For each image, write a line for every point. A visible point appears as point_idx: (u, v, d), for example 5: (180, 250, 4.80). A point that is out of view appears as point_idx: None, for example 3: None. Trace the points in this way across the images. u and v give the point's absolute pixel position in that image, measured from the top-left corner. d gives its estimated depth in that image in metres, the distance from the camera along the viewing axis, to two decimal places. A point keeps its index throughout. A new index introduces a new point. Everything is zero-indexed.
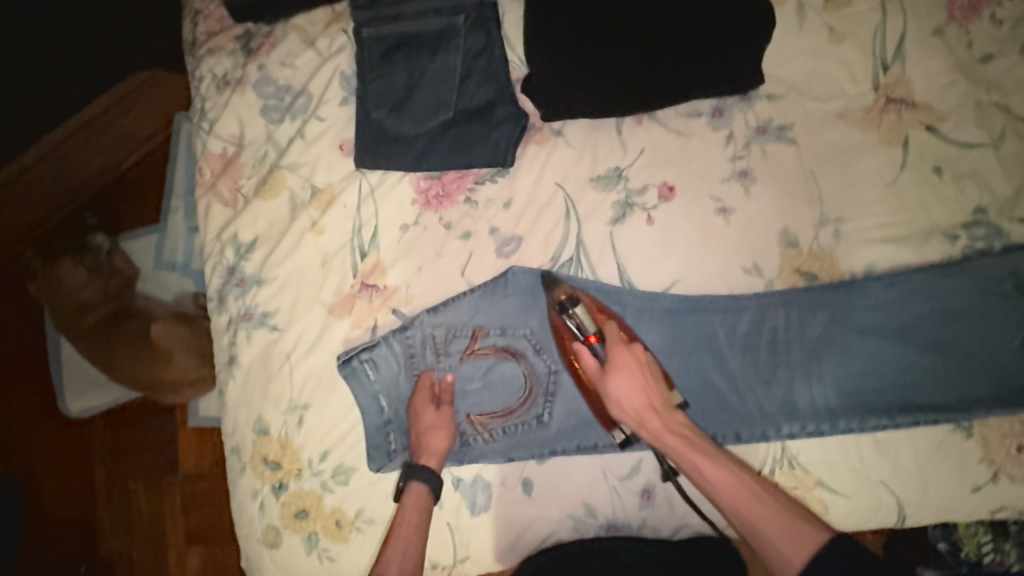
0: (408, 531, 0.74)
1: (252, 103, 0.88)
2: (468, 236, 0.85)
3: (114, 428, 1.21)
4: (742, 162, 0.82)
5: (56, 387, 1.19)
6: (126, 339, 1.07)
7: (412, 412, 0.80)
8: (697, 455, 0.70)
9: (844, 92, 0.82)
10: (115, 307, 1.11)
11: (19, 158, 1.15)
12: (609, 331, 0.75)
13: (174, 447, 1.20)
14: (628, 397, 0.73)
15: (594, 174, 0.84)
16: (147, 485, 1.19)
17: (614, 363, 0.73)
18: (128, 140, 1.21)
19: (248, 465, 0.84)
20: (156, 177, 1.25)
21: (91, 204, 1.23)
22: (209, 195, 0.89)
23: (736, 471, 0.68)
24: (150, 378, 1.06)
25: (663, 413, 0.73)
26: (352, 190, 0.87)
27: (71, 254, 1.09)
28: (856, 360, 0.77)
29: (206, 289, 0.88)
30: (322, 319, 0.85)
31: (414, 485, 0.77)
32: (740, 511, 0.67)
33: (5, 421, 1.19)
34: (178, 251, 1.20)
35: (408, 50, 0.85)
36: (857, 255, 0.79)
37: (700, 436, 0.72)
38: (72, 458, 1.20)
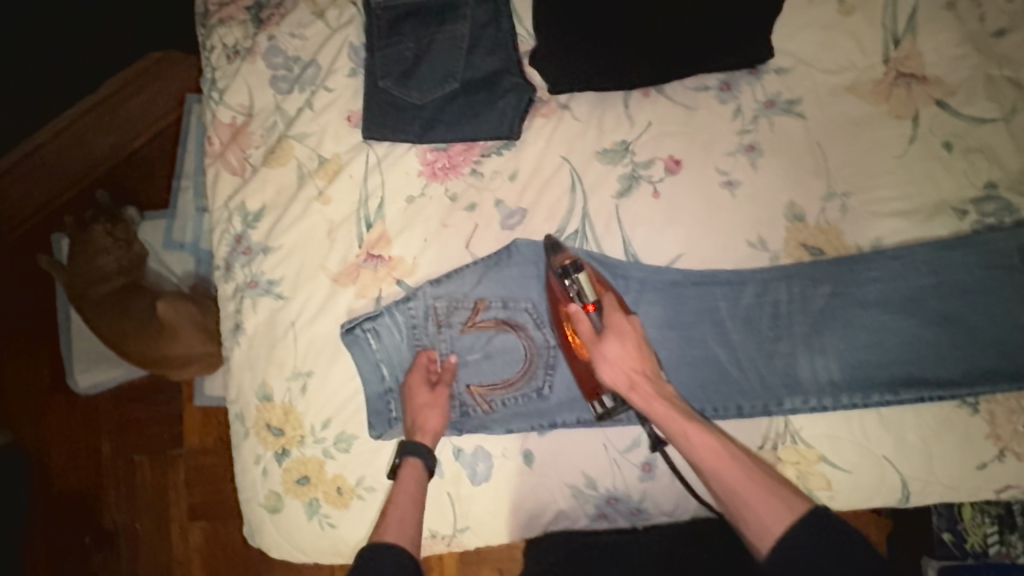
0: (405, 500, 0.74)
1: (261, 73, 0.89)
2: (473, 207, 0.85)
3: (122, 404, 1.22)
4: (749, 136, 0.81)
5: (65, 361, 1.21)
6: (135, 315, 1.08)
7: (406, 390, 0.81)
8: (682, 421, 0.68)
9: (853, 66, 0.81)
10: (126, 281, 1.12)
11: (33, 138, 1.17)
12: (608, 300, 0.75)
13: (181, 424, 1.21)
14: (619, 364, 0.72)
15: (600, 147, 0.84)
16: (154, 461, 1.21)
17: (613, 329, 0.73)
18: (139, 122, 1.23)
19: (252, 430, 0.85)
20: (166, 157, 1.26)
21: (103, 183, 1.24)
22: (217, 163, 0.90)
23: (722, 440, 0.67)
24: (157, 354, 1.07)
25: (652, 381, 0.72)
26: (358, 160, 0.87)
27: (102, 222, 1.12)
28: (860, 335, 0.77)
29: (213, 257, 0.89)
30: (327, 288, 0.85)
31: (410, 459, 0.77)
32: (722, 478, 0.65)
33: (16, 394, 1.21)
34: (187, 231, 1.23)
35: (417, 21, 0.85)
36: (864, 229, 0.78)
37: (688, 409, 0.71)
38: (80, 431, 1.21)
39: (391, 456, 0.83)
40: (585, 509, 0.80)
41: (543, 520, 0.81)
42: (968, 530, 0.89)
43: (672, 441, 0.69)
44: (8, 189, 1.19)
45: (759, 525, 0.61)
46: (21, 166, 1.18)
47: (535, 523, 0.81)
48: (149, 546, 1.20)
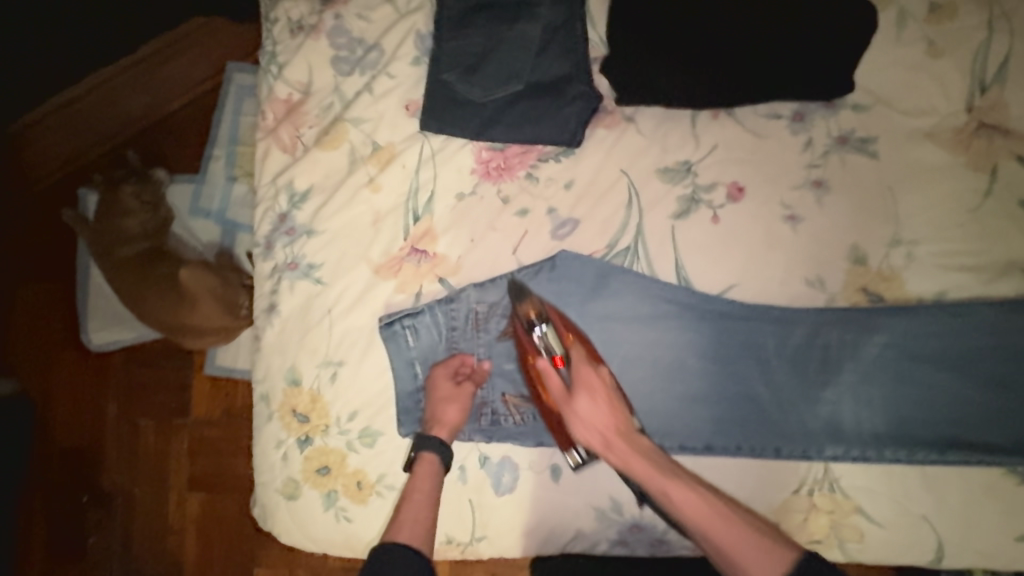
0: (420, 499, 0.72)
1: (323, 51, 0.87)
2: (525, 213, 0.83)
3: (131, 365, 1.21)
4: (817, 171, 0.79)
5: (80, 319, 1.20)
6: (157, 283, 1.07)
7: (429, 383, 0.79)
8: (659, 476, 0.68)
9: (934, 111, 0.78)
10: (150, 245, 1.11)
11: (69, 90, 1.17)
12: (574, 350, 0.75)
13: (190, 395, 1.20)
14: (590, 417, 0.72)
15: (662, 165, 0.82)
16: (157, 428, 1.20)
17: (581, 385, 0.73)
18: (178, 84, 1.22)
19: (276, 414, 0.83)
20: (200, 124, 1.24)
21: (134, 142, 1.23)
22: (268, 139, 0.88)
23: (707, 492, 0.66)
24: (173, 323, 1.06)
25: (629, 436, 0.71)
26: (413, 151, 0.85)
27: (132, 183, 1.11)
28: (911, 389, 0.74)
29: (254, 234, 0.87)
30: (367, 278, 0.83)
31: (426, 454, 0.76)
32: (704, 528, 0.64)
33: (25, 348, 1.19)
34: (214, 199, 1.21)
35: (489, 15, 0.83)
36: (928, 280, 0.76)
37: (672, 462, 0.70)
38: (86, 389, 1.20)
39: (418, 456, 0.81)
40: (607, 532, 0.78)
41: (563, 540, 0.79)
42: None
43: (655, 500, 0.68)
44: (40, 138, 1.19)
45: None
46: (53, 117, 1.18)
47: (554, 541, 0.79)
48: (147, 512, 1.19)
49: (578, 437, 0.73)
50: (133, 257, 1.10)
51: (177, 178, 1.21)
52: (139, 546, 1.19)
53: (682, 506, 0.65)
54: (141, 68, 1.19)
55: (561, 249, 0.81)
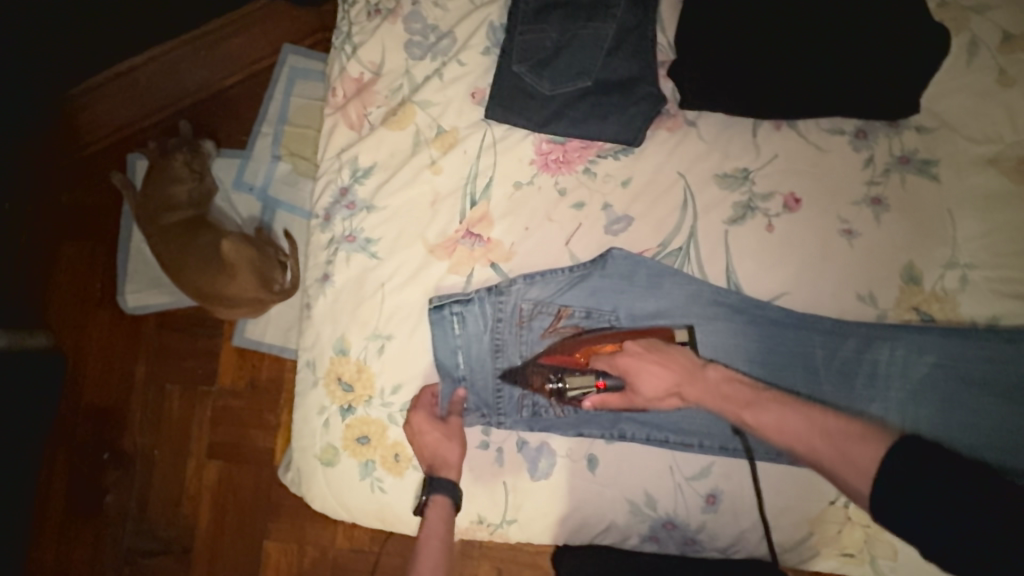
0: (436, 545, 0.73)
1: (398, 35, 0.90)
2: (581, 206, 0.85)
3: (164, 330, 1.24)
4: (877, 188, 0.79)
5: (118, 282, 1.23)
6: (199, 250, 1.09)
7: (413, 430, 0.79)
8: (746, 412, 0.70)
9: (1000, 139, 0.78)
10: (196, 213, 1.15)
11: (130, 60, 1.22)
12: (597, 367, 0.75)
13: (216, 363, 1.22)
14: (659, 386, 0.73)
15: (720, 170, 0.83)
16: (183, 395, 1.22)
17: (628, 374, 0.73)
18: (236, 62, 1.26)
19: (321, 381, 0.85)
20: (252, 102, 1.27)
21: (188, 114, 1.27)
22: (337, 115, 0.91)
23: (793, 411, 0.67)
24: (214, 293, 1.09)
25: (695, 375, 0.73)
26: (476, 137, 0.87)
27: (185, 153, 1.16)
28: (956, 411, 0.74)
29: (314, 205, 0.90)
30: (422, 257, 0.86)
31: (437, 497, 0.76)
32: (814, 449, 0.64)
33: (66, 303, 1.23)
34: (258, 176, 1.24)
35: (564, 13, 0.85)
36: (982, 306, 0.76)
37: (748, 388, 0.72)
38: (120, 349, 1.23)
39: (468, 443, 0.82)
40: (639, 527, 0.79)
41: (593, 530, 0.80)
42: None
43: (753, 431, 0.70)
44: (96, 103, 1.23)
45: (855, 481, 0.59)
46: (112, 84, 1.23)
47: (585, 530, 0.80)
48: (167, 474, 1.21)
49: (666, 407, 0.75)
50: (177, 223, 1.13)
51: (224, 153, 1.25)
52: (154, 508, 1.20)
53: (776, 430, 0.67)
54: (203, 43, 1.24)
55: (609, 249, 0.82)
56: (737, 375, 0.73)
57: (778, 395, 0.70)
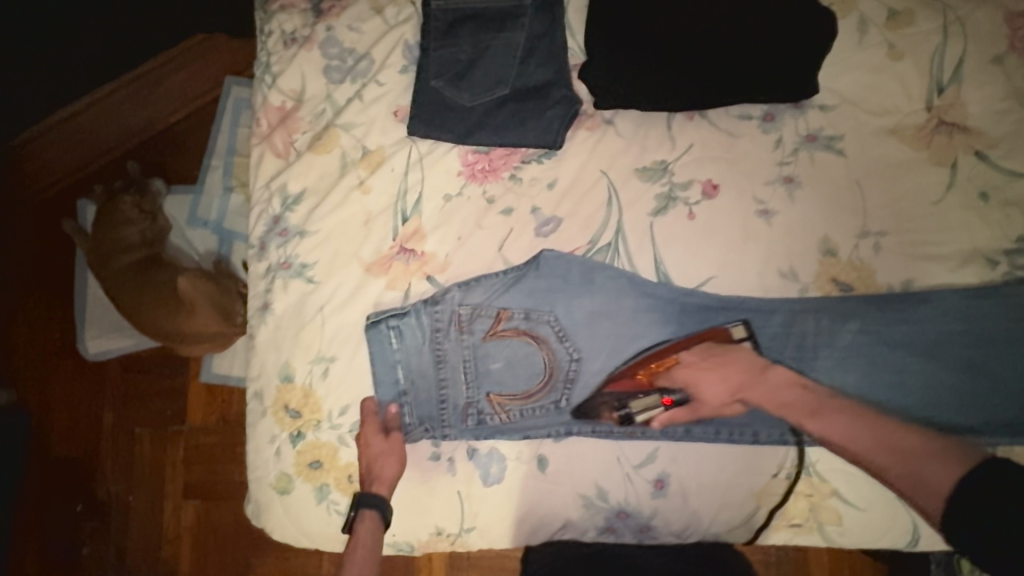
0: (360, 556, 0.77)
1: (316, 61, 0.91)
2: (509, 212, 0.87)
3: (129, 374, 1.22)
4: (788, 168, 0.83)
5: (78, 327, 1.22)
6: (154, 290, 1.09)
7: (359, 441, 0.81)
8: (811, 420, 0.73)
9: (897, 109, 0.82)
10: (149, 253, 1.14)
11: (71, 105, 1.21)
12: (663, 385, 0.79)
13: (184, 402, 1.21)
14: (718, 392, 0.78)
15: (640, 164, 0.86)
16: (154, 437, 1.21)
17: (690, 385, 0.78)
18: (176, 97, 1.26)
19: (269, 410, 0.85)
20: (199, 136, 1.27)
21: (135, 154, 1.26)
22: (263, 145, 0.91)
23: (869, 422, 0.70)
24: (172, 330, 1.09)
25: (765, 378, 0.76)
26: (401, 154, 0.89)
27: (132, 194, 1.15)
28: (881, 373, 0.76)
29: (249, 235, 0.90)
30: (358, 276, 0.86)
31: (366, 511, 0.78)
32: (871, 455, 0.69)
33: (25, 356, 1.21)
34: (212, 210, 1.24)
35: (473, 25, 0.87)
36: (897, 270, 0.78)
37: (813, 395, 0.74)
38: (85, 398, 1.22)
39: (417, 455, 0.83)
40: (594, 520, 0.80)
41: (550, 528, 0.81)
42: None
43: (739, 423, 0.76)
44: (41, 151, 1.22)
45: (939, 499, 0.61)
46: (56, 130, 1.22)
47: (542, 530, 0.81)
48: (142, 521, 1.19)
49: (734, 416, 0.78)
50: (135, 263, 1.13)
51: (176, 190, 1.25)
52: (133, 556, 1.18)
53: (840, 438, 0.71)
54: (143, 82, 1.23)
55: (542, 250, 0.84)
56: (803, 378, 0.75)
57: (837, 403, 0.73)
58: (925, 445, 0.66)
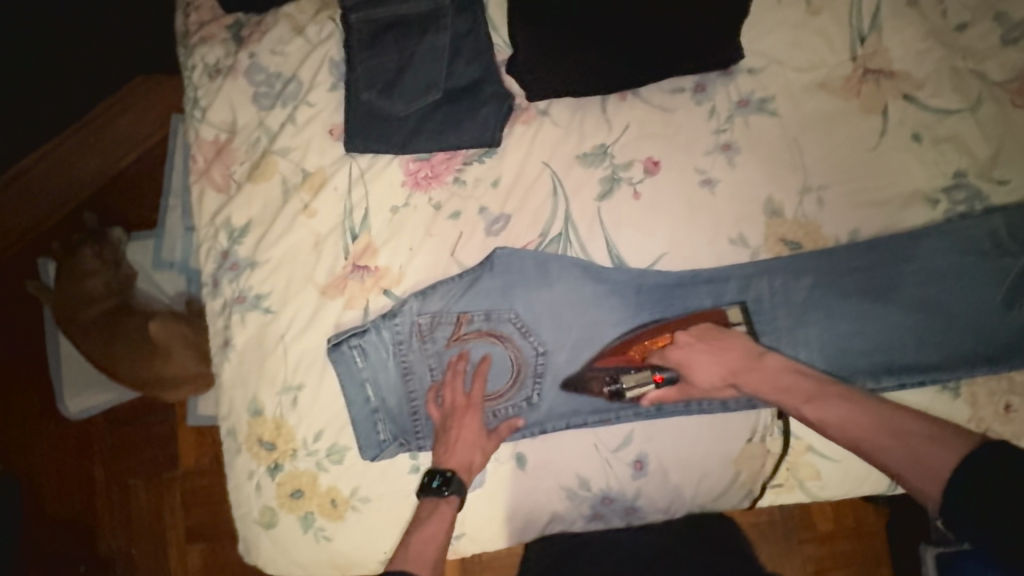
0: (433, 539, 0.72)
1: (243, 89, 0.90)
2: (457, 215, 0.86)
3: (114, 426, 1.21)
4: (725, 135, 0.83)
5: (55, 387, 1.19)
6: (126, 340, 1.07)
7: (455, 426, 0.79)
8: (808, 405, 0.68)
9: (823, 63, 0.83)
10: (115, 303, 1.12)
11: (15, 164, 1.16)
12: (653, 361, 0.77)
13: (175, 446, 1.20)
14: (713, 376, 0.74)
15: (580, 151, 0.86)
16: (149, 485, 1.19)
17: (683, 364, 0.75)
18: (128, 139, 1.24)
19: (243, 446, 0.84)
20: (154, 177, 1.26)
21: (90, 204, 1.23)
22: (201, 180, 0.90)
23: (868, 406, 0.65)
24: (149, 377, 1.06)
25: (756, 367, 0.73)
26: (342, 172, 0.88)
27: (92, 244, 1.12)
28: (839, 325, 0.77)
29: (201, 274, 0.90)
30: (316, 300, 0.86)
31: (452, 496, 0.75)
32: (875, 443, 0.63)
33: (8, 423, 1.19)
34: (176, 250, 1.22)
35: (394, 33, 0.86)
36: (842, 221, 0.79)
37: (811, 380, 0.70)
38: (73, 457, 1.19)
39: (397, 471, 0.82)
40: (580, 509, 0.80)
41: (539, 523, 0.81)
42: None
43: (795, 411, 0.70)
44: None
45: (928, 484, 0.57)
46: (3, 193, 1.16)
47: (531, 526, 0.81)
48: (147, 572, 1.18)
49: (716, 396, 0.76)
50: (102, 315, 1.10)
51: (136, 236, 1.23)
52: None
53: (841, 424, 0.65)
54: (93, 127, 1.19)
55: (493, 249, 0.83)
56: (798, 364, 0.72)
57: (845, 389, 0.67)
58: (924, 428, 0.61)
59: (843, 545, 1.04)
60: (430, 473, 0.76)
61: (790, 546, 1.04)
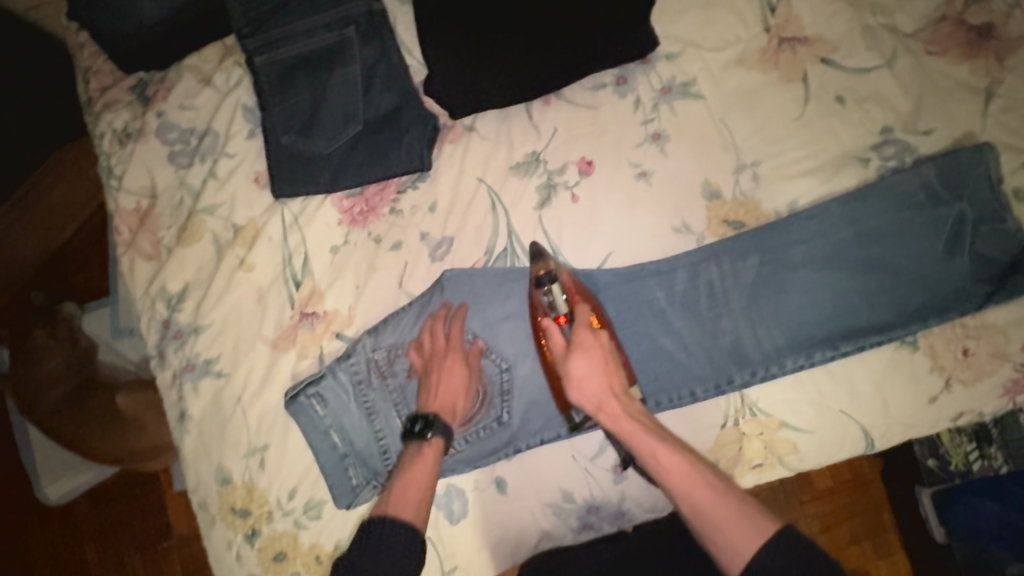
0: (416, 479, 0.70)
1: (157, 151, 0.87)
2: (399, 245, 0.84)
3: (99, 506, 1.16)
4: (653, 124, 0.82)
5: (31, 476, 1.13)
6: (91, 420, 1.02)
7: (437, 368, 0.77)
8: (659, 448, 0.64)
9: (738, 39, 0.83)
10: (77, 380, 1.05)
11: None
12: (580, 309, 0.73)
13: (167, 514, 1.15)
14: (586, 377, 0.70)
15: (512, 162, 0.84)
16: (145, 560, 1.14)
17: (577, 342, 0.71)
18: (62, 212, 1.17)
19: (217, 517, 0.82)
20: (99, 246, 1.21)
21: (35, 286, 1.19)
22: (129, 251, 0.87)
23: (718, 479, 0.61)
24: (122, 454, 1.03)
25: (622, 399, 0.69)
26: (275, 221, 0.85)
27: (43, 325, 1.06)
28: (791, 298, 0.77)
29: (146, 347, 0.86)
30: (268, 356, 0.83)
31: (435, 439, 0.73)
32: (691, 495, 0.60)
33: None
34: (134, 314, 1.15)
35: (304, 71, 0.84)
36: (779, 194, 0.79)
37: (657, 426, 0.67)
38: (63, 544, 1.15)
39: None
40: (568, 523, 0.79)
41: (529, 544, 0.80)
42: (950, 452, 0.87)
43: (627, 444, 0.67)
44: None
45: (731, 553, 0.56)
46: None
47: (521, 548, 0.80)
48: None
49: (569, 395, 0.71)
50: (65, 396, 1.03)
51: (90, 305, 1.17)
52: None
53: (667, 473, 0.63)
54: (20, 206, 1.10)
55: (442, 271, 0.82)
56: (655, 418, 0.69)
57: (683, 443, 0.65)
58: (741, 500, 0.59)
59: (843, 499, 1.02)
60: (413, 417, 0.74)
61: (791, 509, 1.01)
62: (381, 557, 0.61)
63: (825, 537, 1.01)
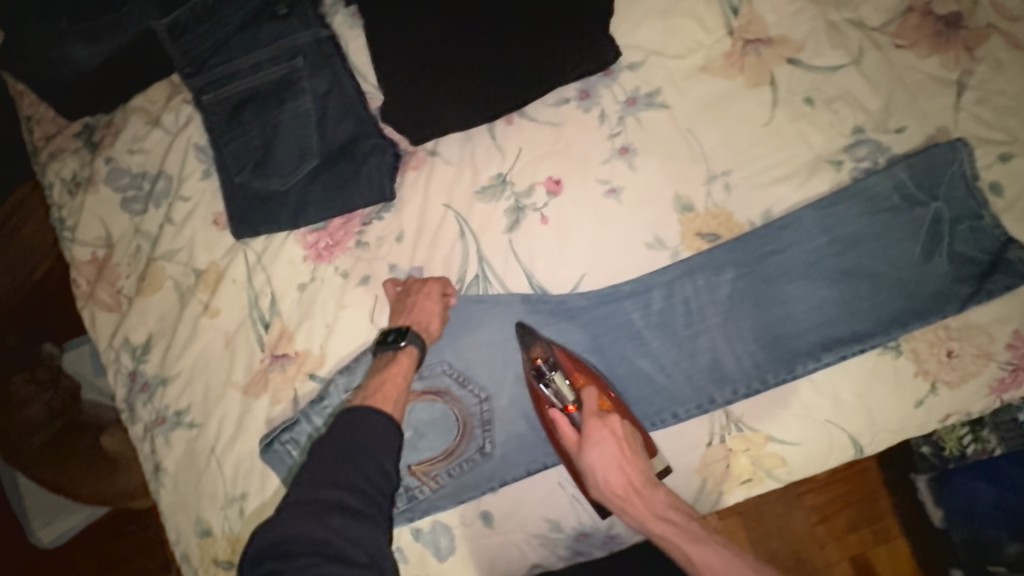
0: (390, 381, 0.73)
1: (109, 199, 0.85)
2: (367, 280, 0.81)
3: (93, 550, 1.13)
4: (620, 138, 0.80)
5: (22, 521, 1.09)
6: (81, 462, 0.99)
7: (413, 296, 0.77)
8: (691, 546, 0.66)
9: (700, 45, 0.80)
10: (63, 423, 1.03)
11: None
12: (586, 398, 0.73)
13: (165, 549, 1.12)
14: (605, 472, 0.69)
15: (478, 186, 0.81)
16: None
17: (591, 441, 0.70)
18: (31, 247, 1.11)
19: (201, 571, 0.80)
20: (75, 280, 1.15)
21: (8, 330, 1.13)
22: (89, 304, 0.85)
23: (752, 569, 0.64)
24: (114, 493, 1.00)
25: (645, 494, 0.69)
26: (237, 263, 0.82)
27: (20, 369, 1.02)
28: (770, 311, 0.75)
29: (115, 400, 0.85)
30: (240, 403, 0.80)
31: (409, 347, 0.74)
32: None
33: None
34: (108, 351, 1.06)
35: (254, 106, 0.80)
36: (752, 203, 0.77)
37: (688, 520, 0.68)
38: None
39: None
40: (558, 552, 0.78)
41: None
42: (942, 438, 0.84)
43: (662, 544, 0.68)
44: None
45: None
46: None
47: None
48: None
49: (596, 494, 0.71)
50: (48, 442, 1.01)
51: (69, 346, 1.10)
52: None
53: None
54: None
55: None
56: (686, 506, 0.70)
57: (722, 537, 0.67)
58: None
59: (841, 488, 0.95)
60: (386, 329, 0.75)
61: (790, 501, 0.95)
62: (355, 426, 0.64)
63: (824, 529, 0.95)
